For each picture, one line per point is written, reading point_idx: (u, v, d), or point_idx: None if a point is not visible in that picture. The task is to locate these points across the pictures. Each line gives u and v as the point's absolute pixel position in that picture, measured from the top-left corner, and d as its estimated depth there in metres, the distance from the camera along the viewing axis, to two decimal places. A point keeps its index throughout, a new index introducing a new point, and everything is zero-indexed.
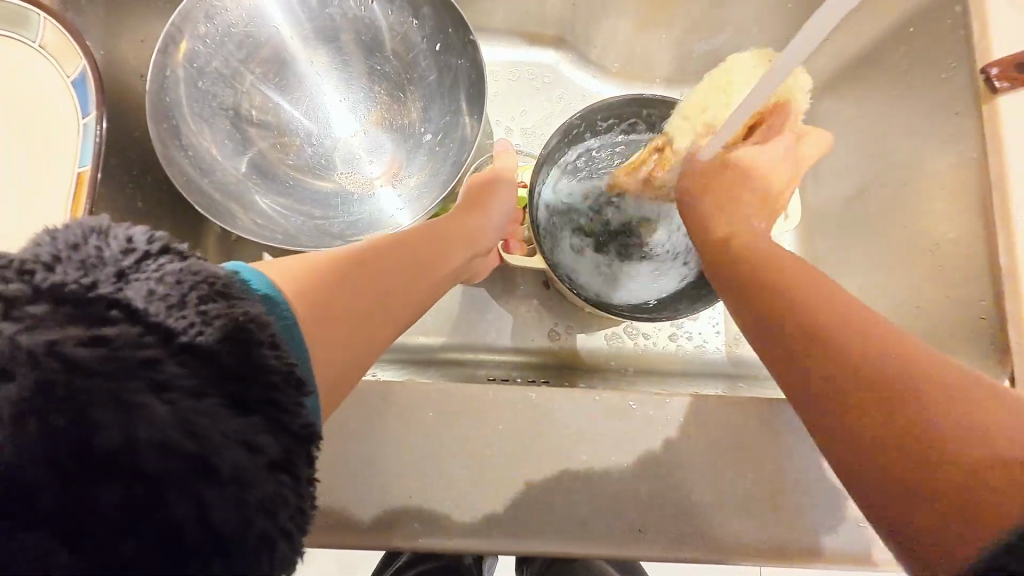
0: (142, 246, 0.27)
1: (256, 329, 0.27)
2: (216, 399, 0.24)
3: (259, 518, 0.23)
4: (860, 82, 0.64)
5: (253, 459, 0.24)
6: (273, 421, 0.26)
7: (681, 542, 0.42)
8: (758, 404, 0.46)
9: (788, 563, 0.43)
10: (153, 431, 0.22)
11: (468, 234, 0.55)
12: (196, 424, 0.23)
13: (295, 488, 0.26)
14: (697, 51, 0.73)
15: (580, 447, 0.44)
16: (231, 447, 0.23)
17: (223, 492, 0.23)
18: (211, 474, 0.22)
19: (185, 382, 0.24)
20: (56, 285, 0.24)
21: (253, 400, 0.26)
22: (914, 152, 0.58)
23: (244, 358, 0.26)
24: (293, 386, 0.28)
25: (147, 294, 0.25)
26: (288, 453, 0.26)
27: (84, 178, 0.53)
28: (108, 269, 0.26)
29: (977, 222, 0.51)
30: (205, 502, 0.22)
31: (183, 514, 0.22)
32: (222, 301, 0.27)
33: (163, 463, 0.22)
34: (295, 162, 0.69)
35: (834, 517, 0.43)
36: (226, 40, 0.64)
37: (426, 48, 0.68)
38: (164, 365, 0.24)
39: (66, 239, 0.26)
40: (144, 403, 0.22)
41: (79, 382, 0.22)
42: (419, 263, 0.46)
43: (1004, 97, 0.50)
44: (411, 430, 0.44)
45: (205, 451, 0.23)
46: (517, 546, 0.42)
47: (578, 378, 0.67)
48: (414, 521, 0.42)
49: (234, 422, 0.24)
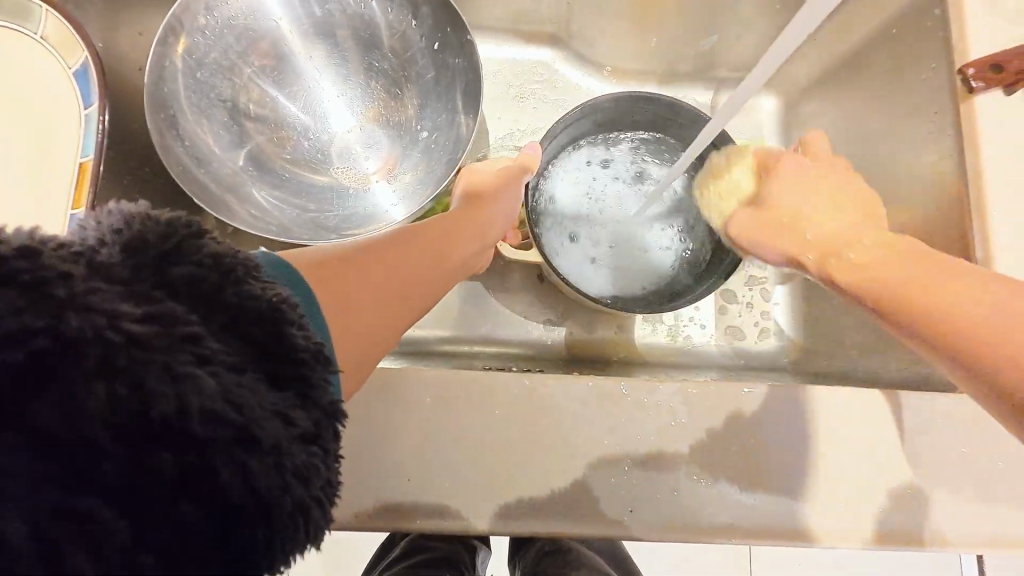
0: (179, 229, 0.28)
1: (287, 310, 0.28)
2: (252, 374, 0.26)
3: (295, 483, 0.25)
4: (844, 82, 0.65)
5: (287, 430, 0.25)
6: (305, 397, 0.27)
7: (668, 523, 0.44)
8: (745, 392, 0.47)
9: (773, 542, 0.44)
10: (205, 400, 0.23)
11: (474, 221, 0.56)
12: (237, 395, 0.24)
13: (325, 459, 0.27)
14: (687, 51, 0.75)
15: (572, 433, 0.46)
16: (269, 418, 0.25)
17: (263, 459, 0.24)
18: (252, 443, 0.24)
19: (226, 358, 0.25)
20: (102, 262, 0.25)
21: (286, 377, 0.27)
22: (896, 149, 0.60)
23: (276, 337, 0.27)
24: (321, 363, 0.29)
25: (185, 275, 0.26)
26: (318, 427, 0.27)
27: (87, 170, 0.53)
28: (150, 250, 0.26)
29: (956, 216, 0.52)
30: (249, 468, 0.23)
31: (228, 477, 0.23)
32: (256, 283, 0.28)
33: (211, 428, 0.23)
34: (291, 156, 0.70)
35: (817, 498, 0.45)
36: (226, 32, 0.65)
37: (424, 46, 0.69)
38: (207, 341, 0.25)
39: (110, 224, 0.27)
40: (191, 373, 0.23)
41: (137, 354, 0.23)
42: (429, 253, 0.48)
43: (980, 97, 0.51)
44: (408, 416, 0.46)
45: (248, 421, 0.24)
46: (510, 526, 0.43)
47: (571, 367, 0.69)
48: (411, 504, 0.44)
49: (270, 397, 0.26)
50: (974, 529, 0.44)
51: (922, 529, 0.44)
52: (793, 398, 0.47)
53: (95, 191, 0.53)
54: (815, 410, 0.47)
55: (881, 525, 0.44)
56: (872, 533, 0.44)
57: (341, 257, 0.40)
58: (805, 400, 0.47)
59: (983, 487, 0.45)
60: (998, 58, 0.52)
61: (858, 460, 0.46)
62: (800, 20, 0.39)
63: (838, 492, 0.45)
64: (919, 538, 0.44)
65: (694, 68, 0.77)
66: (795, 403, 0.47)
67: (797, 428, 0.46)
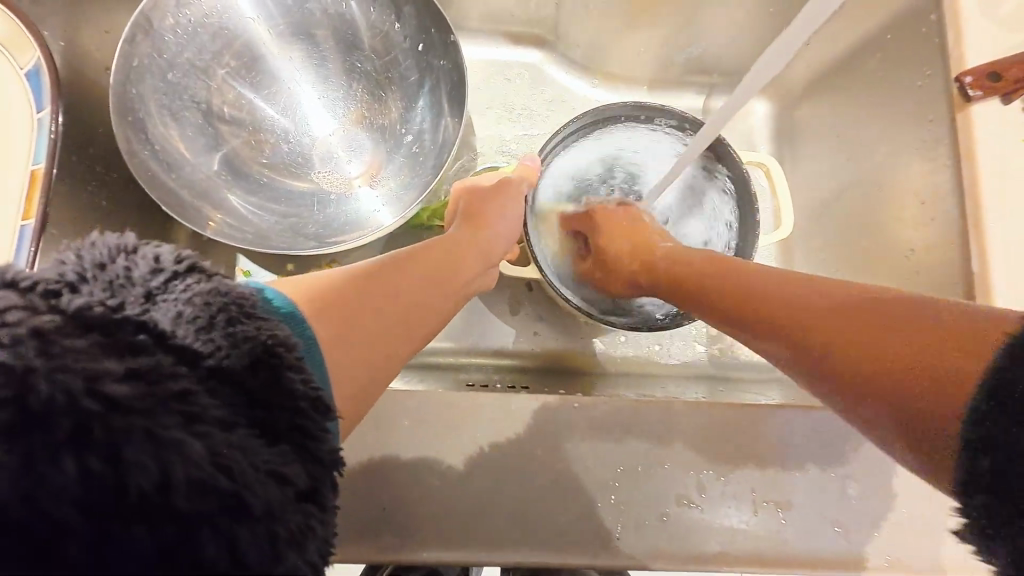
0: (169, 265, 0.28)
1: (284, 353, 0.28)
2: (245, 429, 0.25)
3: (290, 551, 0.24)
4: (836, 88, 0.64)
5: (283, 490, 0.24)
6: (301, 449, 0.27)
7: (657, 550, 0.42)
8: (736, 413, 0.45)
9: (768, 571, 0.42)
10: (190, 470, 0.22)
11: (473, 239, 0.54)
12: (229, 458, 0.23)
13: (321, 517, 0.26)
14: (678, 54, 0.73)
15: (557, 454, 0.44)
16: (263, 479, 0.24)
17: (254, 527, 0.23)
18: (244, 511, 0.22)
19: (217, 414, 0.24)
20: (83, 309, 0.24)
21: (280, 430, 0.26)
22: (889, 157, 0.58)
23: (270, 385, 0.27)
24: (318, 413, 0.28)
25: (176, 318, 0.26)
26: (314, 482, 0.27)
27: (38, 176, 0.51)
28: (137, 290, 0.26)
29: (951, 228, 0.51)
30: (237, 541, 0.22)
31: (214, 552, 0.22)
32: (249, 322, 0.28)
33: (195, 502, 0.21)
34: (270, 160, 0.67)
35: (810, 520, 0.43)
36: (199, 31, 0.62)
37: (408, 47, 0.67)
38: (198, 397, 0.24)
39: (92, 258, 0.26)
40: (180, 438, 0.22)
41: (116, 422, 0.21)
42: (433, 276, 0.46)
43: (976, 106, 0.50)
44: (382, 440, 0.43)
45: (239, 486, 0.23)
46: (490, 556, 0.41)
47: (558, 383, 0.66)
48: (386, 532, 0.41)
49: (264, 453, 0.25)
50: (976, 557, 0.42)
51: (920, 553, 0.42)
52: (787, 418, 0.45)
53: (46, 199, 0.51)
54: (808, 430, 0.45)
55: (879, 550, 0.42)
56: (871, 560, 0.42)
57: (339, 282, 0.38)
58: (800, 423, 0.45)
59: None
60: (997, 65, 0.50)
61: (853, 482, 0.44)
62: (793, 28, 0.37)
63: (833, 517, 0.43)
64: (919, 566, 0.42)
65: (684, 72, 0.75)
66: (789, 423, 0.45)
67: (789, 451, 0.45)
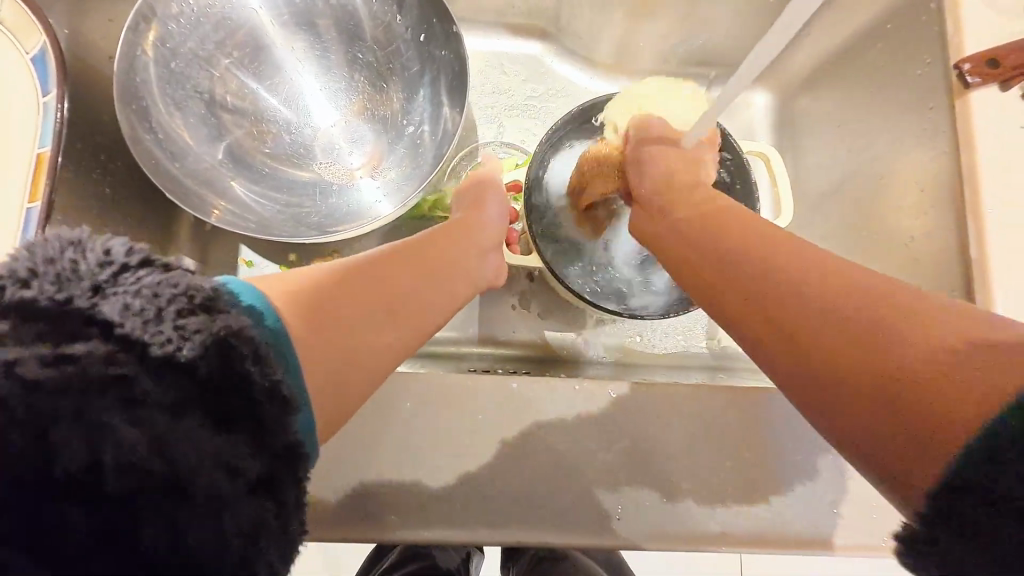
0: (119, 258, 0.27)
1: (239, 344, 0.27)
2: (192, 418, 0.25)
3: (237, 540, 0.25)
4: (836, 79, 0.64)
5: (231, 482, 0.25)
6: (256, 440, 0.27)
7: (657, 529, 0.42)
8: (736, 396, 0.46)
9: (766, 551, 0.43)
10: (119, 453, 0.23)
11: (462, 229, 0.53)
12: (165, 445, 0.24)
13: (280, 510, 0.27)
14: (678, 46, 0.74)
15: (559, 436, 0.44)
16: (207, 468, 0.25)
17: (194, 513, 0.24)
18: (182, 495, 0.24)
19: (160, 401, 0.25)
20: (27, 301, 0.25)
21: (235, 420, 0.26)
22: (889, 146, 0.59)
23: (224, 376, 0.27)
24: (278, 403, 0.28)
25: (124, 310, 0.26)
26: (272, 473, 0.27)
27: (44, 161, 0.51)
28: (84, 284, 0.26)
29: (951, 214, 0.51)
30: (175, 524, 0.24)
31: (151, 534, 0.23)
32: (205, 314, 0.28)
33: (125, 482, 0.23)
34: (272, 150, 0.68)
35: (809, 501, 0.43)
36: (202, 21, 0.62)
37: (410, 38, 0.67)
38: (139, 385, 0.25)
39: (42, 252, 0.26)
40: (110, 423, 0.24)
41: (43, 403, 0.23)
42: (423, 262, 0.46)
43: (975, 93, 0.51)
44: (386, 422, 0.44)
45: (177, 470, 0.24)
46: (492, 535, 0.42)
47: (559, 368, 0.67)
48: (390, 511, 0.42)
49: (213, 442, 0.25)
50: None
51: None
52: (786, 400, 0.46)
53: (51, 183, 0.51)
54: None
55: (876, 532, 0.43)
56: (869, 541, 0.43)
57: (323, 272, 0.39)
58: None
59: None
60: (996, 51, 0.51)
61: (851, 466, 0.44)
62: (790, 15, 0.37)
63: (833, 499, 0.43)
64: None
65: (685, 63, 0.76)
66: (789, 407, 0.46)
67: (789, 434, 0.45)
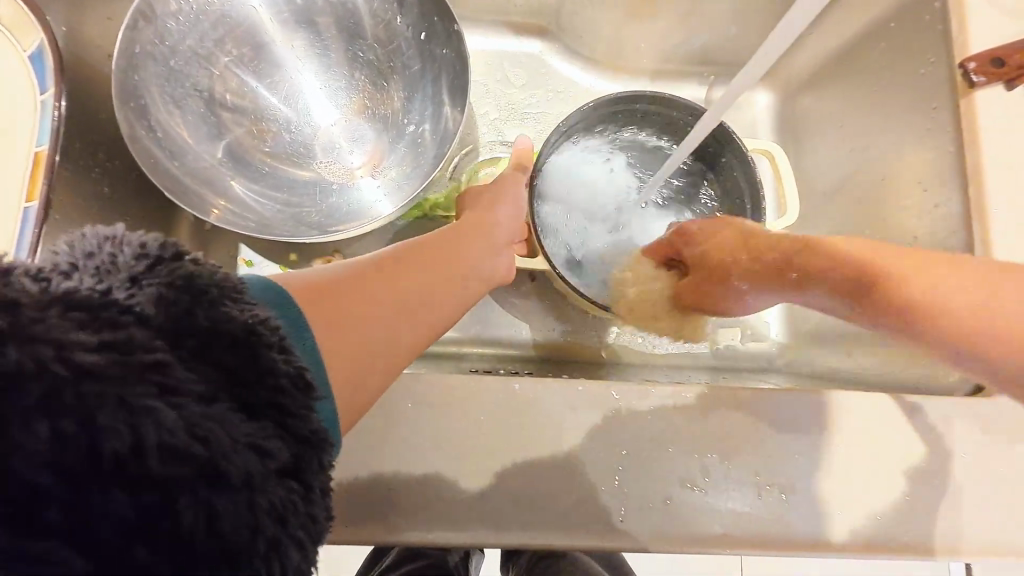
0: (154, 252, 0.27)
1: (266, 332, 0.28)
2: (224, 403, 0.25)
3: (270, 522, 0.24)
4: (837, 79, 0.64)
5: (263, 464, 0.24)
6: (282, 427, 0.26)
7: (661, 531, 0.42)
8: (738, 398, 0.45)
9: (770, 553, 0.43)
10: (162, 434, 0.22)
11: (476, 228, 0.53)
12: (204, 429, 0.23)
13: (305, 495, 0.26)
14: (680, 45, 0.73)
15: (562, 438, 0.44)
16: (240, 451, 0.24)
17: (233, 497, 0.23)
18: (221, 479, 0.23)
19: (194, 387, 0.24)
20: (69, 291, 0.23)
21: (258, 405, 0.26)
22: (892, 146, 0.58)
23: (250, 362, 0.26)
24: (299, 391, 0.28)
25: (159, 298, 0.25)
26: (297, 459, 0.26)
27: (41, 160, 0.51)
28: (121, 274, 0.25)
29: (955, 214, 0.51)
30: (214, 509, 0.23)
31: (192, 518, 0.22)
32: (232, 303, 0.28)
33: (170, 466, 0.22)
34: (272, 149, 0.67)
35: (813, 502, 0.43)
36: (201, 18, 0.62)
37: (410, 36, 0.67)
38: (174, 369, 0.24)
39: (82, 247, 0.26)
40: (154, 407, 0.22)
41: (88, 388, 0.21)
42: (437, 266, 0.45)
43: (979, 93, 0.50)
44: (387, 423, 0.43)
45: (214, 453, 0.23)
46: (495, 537, 0.41)
47: (560, 369, 0.66)
48: (392, 514, 0.41)
49: (242, 427, 0.25)
50: (979, 540, 0.42)
51: (922, 535, 0.43)
52: (789, 401, 0.45)
53: (48, 182, 0.51)
54: (811, 414, 0.45)
55: (879, 533, 0.43)
56: (872, 542, 0.42)
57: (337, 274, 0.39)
58: (802, 406, 0.45)
59: (987, 497, 0.44)
60: (999, 51, 0.51)
61: (854, 467, 0.44)
62: (794, 14, 0.37)
63: (836, 500, 0.43)
64: (920, 548, 0.42)
65: (686, 63, 0.75)
66: (793, 408, 0.45)
67: (792, 434, 0.45)
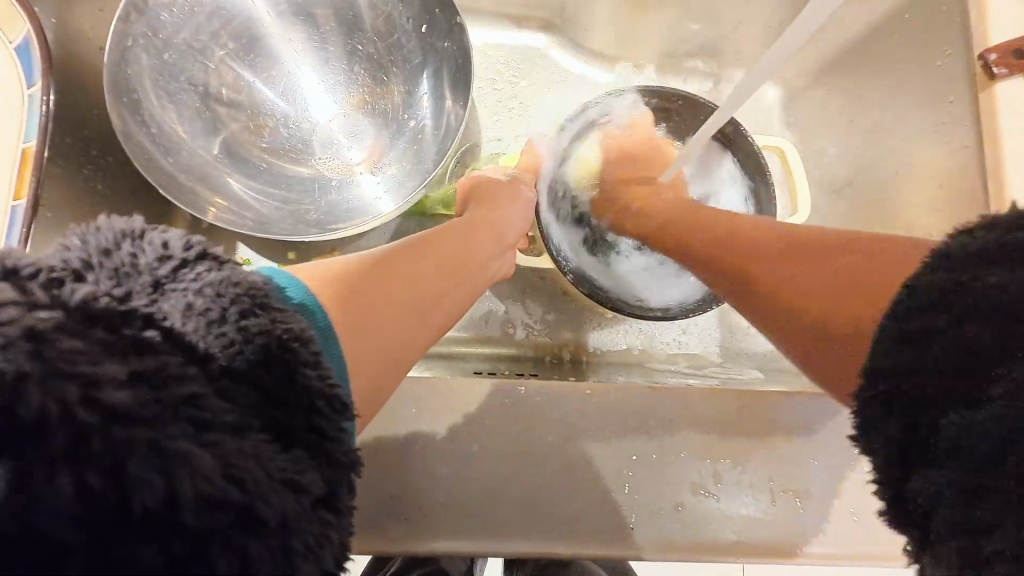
0: (178, 253, 0.26)
1: (300, 349, 0.26)
2: (257, 433, 0.23)
3: (305, 563, 0.22)
4: (849, 71, 0.63)
5: (298, 500, 0.23)
6: (316, 453, 0.25)
7: (672, 539, 0.41)
8: (751, 402, 0.44)
9: (784, 561, 0.41)
10: (197, 484, 0.20)
11: (491, 224, 0.52)
12: (239, 468, 0.21)
13: (338, 522, 0.25)
14: (688, 37, 0.72)
15: (570, 443, 0.43)
16: (277, 490, 0.22)
17: (269, 541, 0.21)
18: (258, 524, 0.21)
19: (227, 419, 0.22)
20: (87, 299, 0.22)
21: (293, 431, 0.24)
22: (908, 141, 0.57)
23: (285, 383, 0.25)
24: (336, 412, 0.26)
25: (186, 309, 0.24)
26: (330, 485, 0.25)
27: (29, 156, 0.49)
28: (144, 279, 0.24)
29: (973, 211, 0.49)
30: (250, 556, 0.21)
31: (227, 569, 0.20)
32: (263, 315, 0.26)
33: (204, 517, 0.20)
34: (269, 144, 0.66)
35: (830, 509, 0.42)
36: (195, 11, 0.60)
37: (411, 29, 0.65)
38: (207, 401, 0.22)
39: (97, 244, 0.25)
40: (187, 450, 0.20)
41: (117, 432, 0.19)
42: (453, 266, 0.44)
43: (1000, 85, 0.49)
44: (389, 428, 0.42)
45: (251, 497, 0.21)
46: (501, 546, 0.40)
47: (567, 371, 0.63)
48: (393, 522, 0.40)
49: (278, 459, 0.23)
50: None
51: None
52: (803, 405, 0.44)
53: (37, 178, 0.49)
54: (827, 419, 0.44)
55: (899, 541, 0.41)
56: (891, 550, 0.41)
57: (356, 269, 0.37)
58: (815, 410, 0.44)
59: None
60: (1022, 42, 0.49)
61: (870, 471, 0.43)
62: (811, 6, 0.35)
63: (852, 507, 0.42)
64: None
65: (693, 56, 0.74)
66: (807, 412, 0.44)
67: (806, 439, 0.43)
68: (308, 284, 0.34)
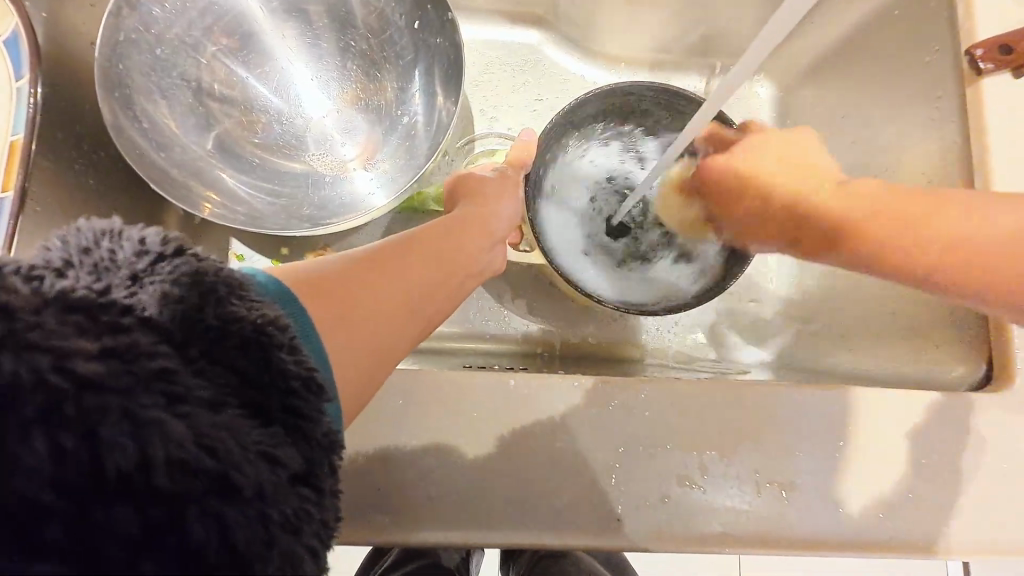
0: (156, 248, 0.26)
1: (276, 333, 0.26)
2: (233, 409, 0.23)
3: (282, 534, 0.23)
4: (840, 68, 0.63)
5: (274, 473, 0.23)
6: (294, 432, 0.25)
7: (659, 530, 0.41)
8: (739, 395, 0.44)
9: (770, 552, 0.42)
10: (169, 449, 0.21)
11: (482, 222, 0.52)
12: (212, 437, 0.22)
13: (318, 500, 0.25)
14: (680, 34, 0.72)
15: (558, 435, 0.43)
16: (252, 461, 0.22)
17: (244, 510, 0.21)
18: (234, 492, 0.21)
19: (201, 394, 0.23)
20: (64, 291, 0.22)
21: (271, 409, 0.25)
22: (897, 136, 0.57)
23: (263, 364, 0.25)
24: (313, 393, 0.26)
25: (162, 300, 0.24)
26: (309, 463, 0.25)
27: (17, 149, 0.49)
28: (122, 272, 0.24)
29: None
30: (225, 523, 0.21)
31: (202, 536, 0.20)
32: (241, 301, 0.26)
33: (176, 479, 0.20)
34: (262, 140, 0.66)
35: (816, 501, 0.42)
36: (188, 7, 0.60)
37: (403, 25, 0.65)
38: (181, 376, 0.22)
39: (77, 243, 0.25)
40: (159, 418, 0.21)
41: (89, 400, 0.20)
42: (445, 262, 0.44)
43: (986, 80, 0.49)
44: (376, 420, 0.42)
45: (225, 465, 0.21)
46: (488, 536, 0.40)
47: (552, 364, 0.65)
48: (380, 512, 0.40)
49: (254, 434, 0.23)
50: (984, 538, 0.42)
51: (927, 534, 0.42)
52: (790, 397, 0.44)
53: (25, 171, 0.49)
54: (814, 412, 0.44)
55: (885, 531, 0.42)
56: (878, 540, 0.42)
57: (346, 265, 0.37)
58: (802, 402, 0.44)
59: (992, 493, 0.43)
60: (1009, 37, 0.49)
61: (857, 463, 0.43)
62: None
63: (838, 498, 0.42)
64: (923, 546, 0.42)
65: (686, 53, 0.74)
66: (794, 404, 0.44)
67: (793, 431, 0.44)
68: (293, 281, 0.34)
